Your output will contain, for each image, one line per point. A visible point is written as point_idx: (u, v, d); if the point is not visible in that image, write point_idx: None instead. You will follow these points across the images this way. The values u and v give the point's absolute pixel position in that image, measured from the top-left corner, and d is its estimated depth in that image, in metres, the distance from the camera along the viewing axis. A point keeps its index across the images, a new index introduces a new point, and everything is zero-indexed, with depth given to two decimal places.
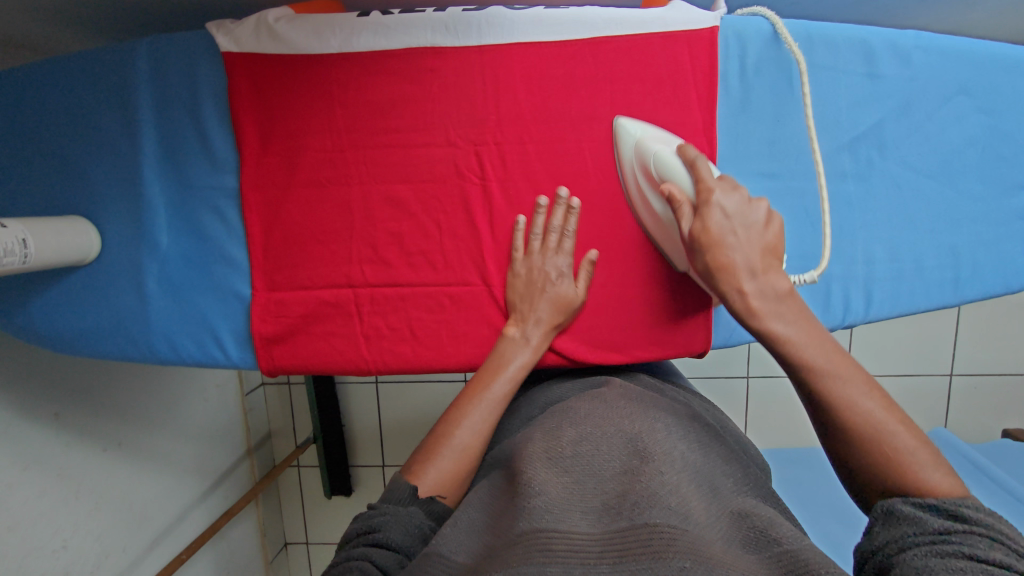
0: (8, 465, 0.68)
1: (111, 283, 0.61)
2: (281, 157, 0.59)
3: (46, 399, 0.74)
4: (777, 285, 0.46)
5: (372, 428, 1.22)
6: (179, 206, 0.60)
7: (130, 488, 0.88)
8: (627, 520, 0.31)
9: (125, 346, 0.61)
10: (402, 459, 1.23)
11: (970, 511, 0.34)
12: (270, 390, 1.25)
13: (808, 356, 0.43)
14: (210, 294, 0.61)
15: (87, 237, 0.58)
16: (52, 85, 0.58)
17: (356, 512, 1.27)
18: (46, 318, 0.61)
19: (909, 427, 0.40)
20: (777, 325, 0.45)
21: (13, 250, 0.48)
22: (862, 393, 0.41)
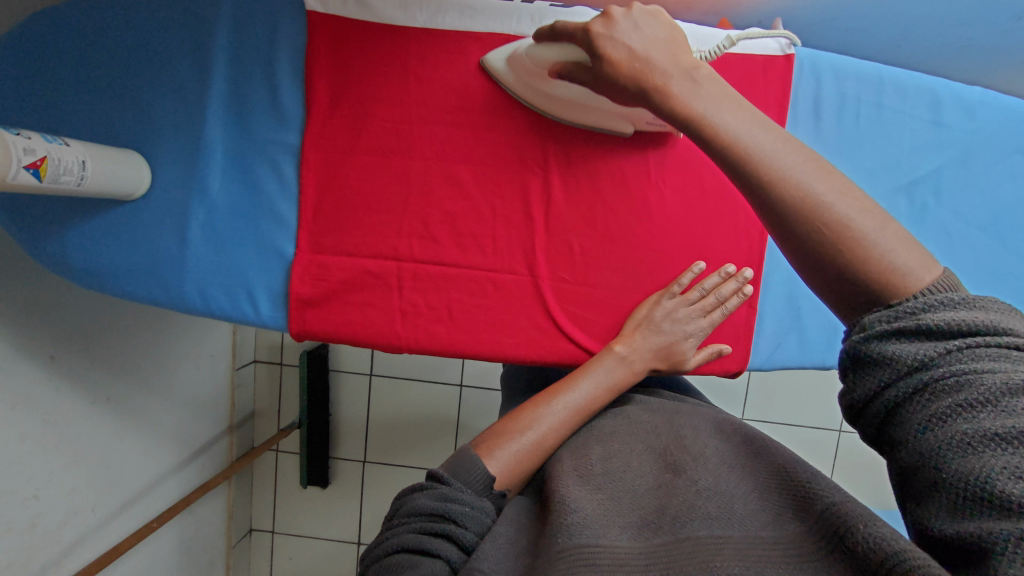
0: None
1: (152, 226, 0.64)
2: (350, 119, 0.65)
3: (46, 341, 0.73)
4: (699, 72, 0.42)
5: (359, 421, 1.21)
6: (235, 155, 0.65)
7: (111, 445, 0.86)
8: (669, 534, 0.31)
9: (155, 289, 0.64)
10: (384, 457, 1.21)
11: (941, 318, 0.31)
12: (261, 366, 1.23)
13: (744, 143, 0.38)
14: (253, 248, 0.66)
15: (139, 176, 0.61)
16: (125, 17, 0.61)
17: (329, 505, 1.24)
18: (80, 249, 0.62)
19: (848, 192, 0.36)
20: (700, 106, 0.40)
21: (72, 171, 0.52)
22: (787, 161, 0.37)
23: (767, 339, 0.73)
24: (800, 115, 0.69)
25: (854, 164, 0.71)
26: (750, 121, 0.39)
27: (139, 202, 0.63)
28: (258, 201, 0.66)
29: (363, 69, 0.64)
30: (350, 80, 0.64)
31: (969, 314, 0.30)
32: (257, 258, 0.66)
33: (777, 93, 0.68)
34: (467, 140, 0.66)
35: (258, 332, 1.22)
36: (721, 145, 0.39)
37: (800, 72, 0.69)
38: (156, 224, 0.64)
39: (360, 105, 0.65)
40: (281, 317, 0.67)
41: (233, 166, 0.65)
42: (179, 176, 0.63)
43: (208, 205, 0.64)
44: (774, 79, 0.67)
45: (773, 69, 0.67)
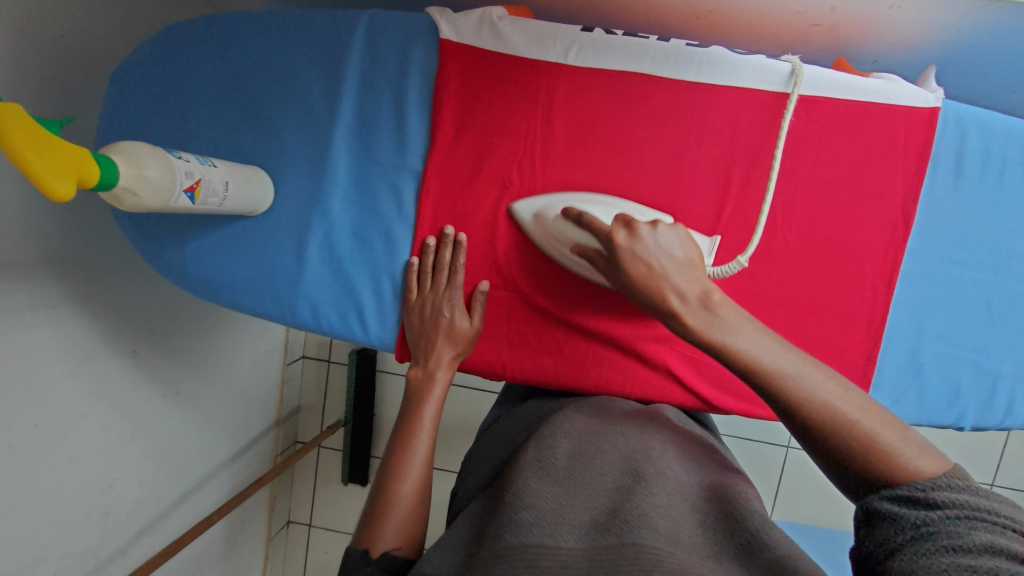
0: (87, 395, 0.74)
1: (266, 243, 0.72)
2: (471, 149, 0.71)
3: (128, 336, 0.81)
4: (713, 299, 0.52)
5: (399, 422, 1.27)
6: (359, 173, 0.72)
7: (176, 438, 0.94)
8: (615, 537, 0.34)
9: (266, 301, 0.74)
10: None
11: (944, 496, 0.37)
12: (309, 363, 1.32)
13: (765, 361, 0.47)
14: (364, 269, 0.73)
15: (264, 192, 0.70)
16: (269, 43, 0.70)
17: None
18: (199, 260, 0.72)
19: (845, 387, 0.45)
20: (727, 339, 0.49)
21: (218, 191, 0.61)
22: (778, 351, 0.47)
23: (886, 394, 0.73)
24: (939, 165, 0.70)
25: (985, 221, 0.71)
26: (746, 326, 0.49)
27: (262, 218, 0.72)
28: (377, 222, 0.73)
29: (489, 102, 0.69)
30: (480, 113, 0.70)
31: (970, 498, 0.37)
32: (369, 276, 0.74)
33: (918, 139, 0.69)
34: (587, 173, 0.70)
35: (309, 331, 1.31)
36: (750, 369, 0.47)
37: (940, 125, 0.69)
38: (273, 242, 0.72)
39: (485, 135, 0.70)
40: (388, 338, 0.75)
41: (349, 185, 0.72)
42: (300, 195, 0.72)
43: (328, 227, 0.72)
44: (916, 128, 0.69)
45: (917, 120, 0.69)
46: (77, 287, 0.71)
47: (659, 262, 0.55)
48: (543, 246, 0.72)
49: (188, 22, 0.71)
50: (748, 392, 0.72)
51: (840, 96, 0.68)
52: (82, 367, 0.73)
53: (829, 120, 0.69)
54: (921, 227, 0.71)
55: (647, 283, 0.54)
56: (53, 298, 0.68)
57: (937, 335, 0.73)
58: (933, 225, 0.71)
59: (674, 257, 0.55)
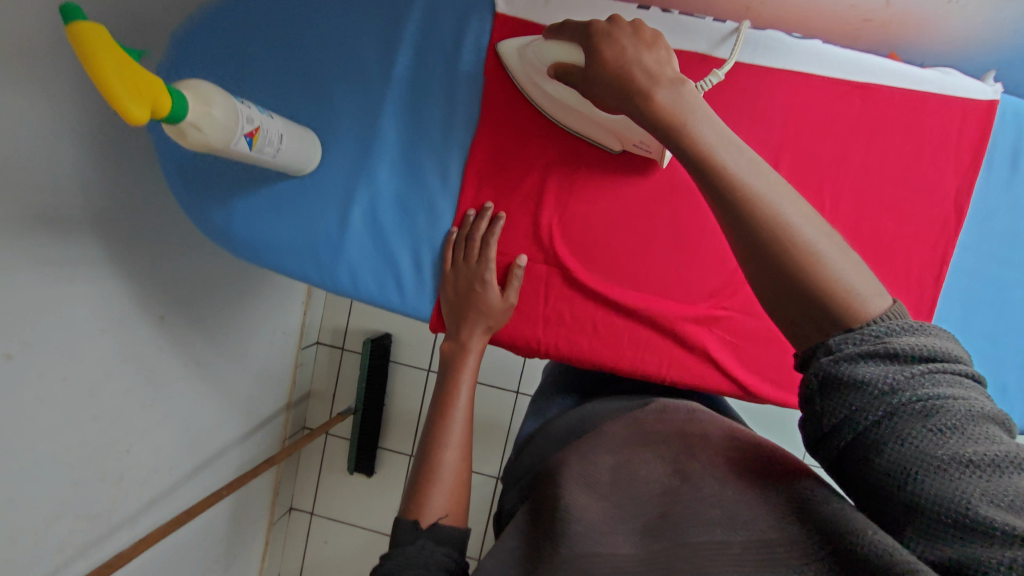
0: (114, 354, 0.73)
1: (313, 208, 0.72)
2: (518, 119, 0.72)
3: (158, 301, 0.79)
4: (680, 85, 0.49)
5: (409, 416, 1.26)
6: (406, 144, 0.73)
7: (193, 411, 0.93)
8: (668, 540, 0.33)
9: (308, 266, 0.73)
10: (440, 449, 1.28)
11: (900, 345, 0.36)
12: (323, 349, 1.31)
13: (731, 166, 0.46)
14: (408, 240, 0.74)
15: (311, 152, 0.69)
16: (324, 5, 0.69)
17: (371, 495, 1.28)
18: (242, 220, 0.71)
19: (805, 213, 0.44)
20: (693, 124, 0.47)
21: (272, 144, 0.62)
22: (749, 169, 0.46)
23: None
24: (994, 159, 0.73)
25: None
26: (718, 137, 0.47)
27: (309, 181, 0.72)
28: (422, 192, 0.74)
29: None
30: (529, 83, 0.71)
31: (923, 345, 0.36)
32: (410, 244, 0.74)
33: (973, 132, 0.72)
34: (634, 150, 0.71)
35: (325, 315, 1.30)
36: (719, 174, 0.46)
37: (999, 117, 0.73)
38: (321, 207, 0.72)
39: (531, 108, 0.72)
40: (424, 311, 0.75)
41: (396, 154, 0.73)
42: (347, 162, 0.72)
43: (373, 193, 0.73)
44: (970, 121, 0.72)
45: (973, 112, 0.72)
46: (114, 244, 0.70)
47: (625, 50, 0.51)
48: (589, 220, 0.73)
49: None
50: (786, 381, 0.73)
51: (894, 84, 0.72)
52: (111, 327, 0.71)
53: (884, 111, 0.72)
54: (973, 218, 0.75)
55: (622, 63, 0.51)
56: (92, 253, 0.67)
57: (967, 326, 0.76)
58: (985, 219, 0.75)
59: (665, 74, 0.50)
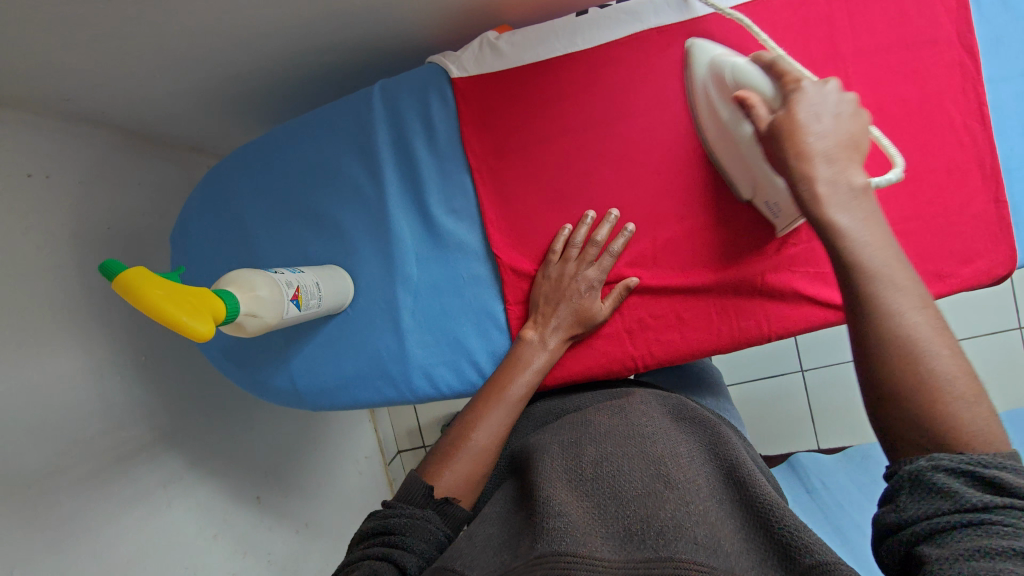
0: (234, 555, 0.81)
1: (365, 328, 0.74)
2: (518, 159, 0.70)
3: (250, 487, 0.88)
4: (856, 187, 0.49)
5: None
6: (423, 231, 0.73)
7: (322, 567, 1.01)
8: (652, 551, 0.34)
9: (382, 386, 0.74)
10: None
11: (1010, 479, 0.36)
12: (407, 457, 1.30)
13: (866, 257, 0.46)
14: (468, 318, 0.73)
15: (343, 283, 0.72)
16: (302, 148, 0.74)
17: None
18: (304, 373, 0.75)
19: (946, 338, 0.43)
20: (836, 212, 0.48)
21: (314, 294, 0.66)
22: (879, 250, 0.47)
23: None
24: None
25: None
26: (871, 240, 0.47)
27: (349, 309, 0.74)
28: (455, 269, 0.73)
29: (513, 114, 0.70)
30: (511, 124, 0.70)
31: None
32: (472, 321, 0.73)
33: None
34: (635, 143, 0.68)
35: (395, 421, 1.30)
36: (847, 255, 0.47)
37: None
38: (371, 326, 0.74)
39: (527, 147, 0.70)
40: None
41: (420, 244, 0.74)
42: (380, 275, 0.74)
43: (413, 291, 0.73)
44: None
45: None
46: (193, 456, 0.78)
47: (823, 120, 0.50)
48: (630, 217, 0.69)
49: (226, 164, 0.77)
50: None
51: None
52: (220, 529, 0.80)
53: None
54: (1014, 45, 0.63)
55: (799, 139, 0.50)
56: (178, 470, 0.75)
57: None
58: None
59: (849, 186, 0.49)
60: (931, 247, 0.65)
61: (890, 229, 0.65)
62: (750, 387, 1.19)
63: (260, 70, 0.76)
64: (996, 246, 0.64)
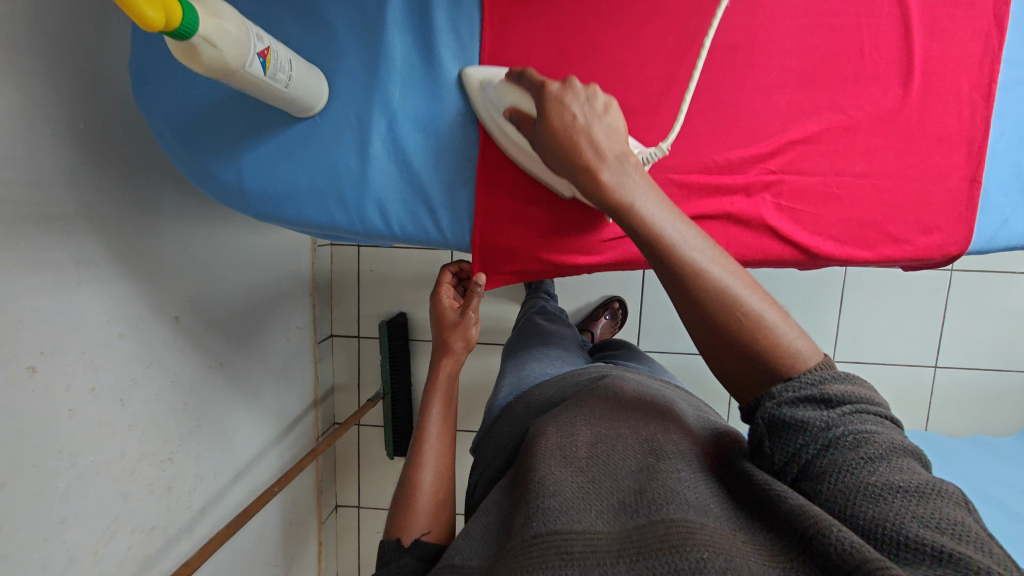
0: (138, 360, 0.76)
1: (331, 138, 0.57)
2: (533, 10, 0.57)
3: (170, 302, 0.81)
4: (630, 162, 0.45)
5: None
6: (417, 55, 0.57)
7: (227, 410, 0.98)
8: (645, 518, 0.34)
9: (333, 210, 0.58)
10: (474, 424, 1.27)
11: (839, 391, 0.38)
12: (339, 343, 1.36)
13: (665, 229, 0.43)
14: (439, 164, 0.59)
15: (318, 86, 0.54)
16: None
17: None
18: (256, 171, 0.57)
19: (754, 289, 0.42)
20: (633, 199, 0.44)
21: (282, 71, 0.48)
22: (671, 222, 0.43)
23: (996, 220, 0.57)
24: None
25: None
26: (662, 210, 0.44)
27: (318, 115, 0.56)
28: (440, 106, 0.58)
29: None
30: None
31: (853, 388, 0.39)
32: (445, 171, 0.60)
33: None
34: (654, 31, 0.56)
35: (335, 310, 1.35)
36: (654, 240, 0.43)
37: None
38: (336, 137, 0.57)
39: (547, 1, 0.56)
40: (462, 235, 0.62)
41: (410, 69, 0.57)
42: (358, 88, 0.56)
43: (390, 117, 0.57)
44: None
45: None
46: (115, 243, 0.71)
47: (581, 116, 0.47)
48: (638, 115, 0.57)
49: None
50: (856, 236, 0.57)
51: None
52: (129, 330, 0.74)
53: None
54: None
55: (567, 140, 0.46)
56: (94, 257, 0.68)
57: (1019, 143, 0.56)
58: None
59: (632, 163, 0.45)
60: (898, 212, 0.57)
61: (869, 181, 0.56)
62: (678, 361, 1.21)
63: None
64: (959, 222, 0.57)
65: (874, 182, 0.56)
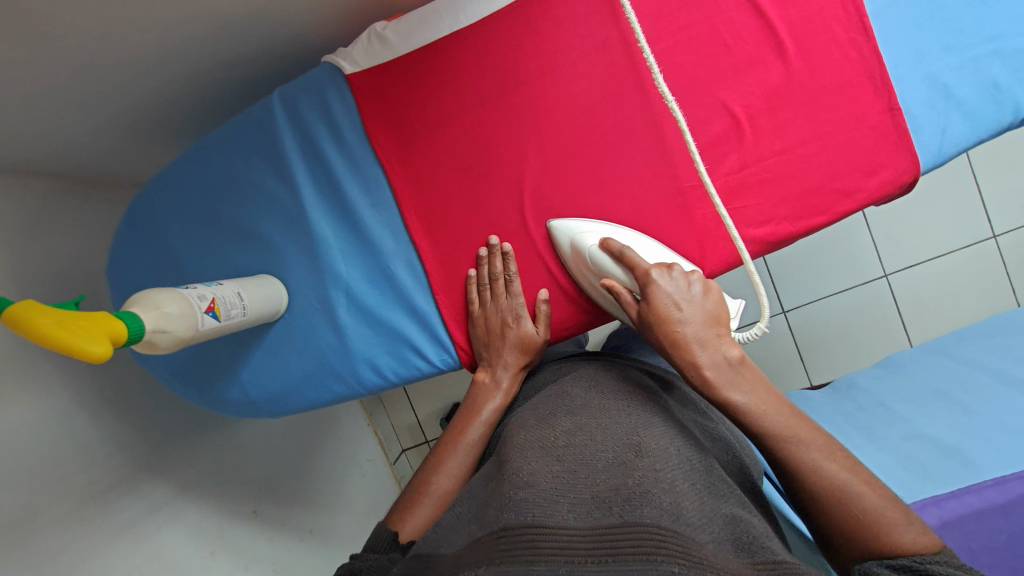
0: (235, 565, 0.80)
1: (305, 328, 0.66)
2: (424, 157, 0.64)
3: (244, 500, 0.87)
4: (735, 359, 0.50)
5: None
6: (348, 228, 0.65)
7: (335, 574, 1.00)
8: (618, 516, 0.32)
9: (332, 384, 0.67)
10: None
11: (937, 568, 0.38)
12: (411, 454, 1.30)
13: (768, 422, 0.46)
14: (405, 308, 0.66)
15: (278, 291, 0.64)
16: (203, 162, 0.66)
17: None
18: (255, 381, 0.67)
19: (874, 486, 0.43)
20: (735, 395, 0.48)
21: (235, 302, 0.57)
22: (775, 408, 0.47)
23: (930, 135, 0.58)
24: None
25: None
26: (762, 404, 0.47)
27: (286, 314, 0.66)
28: (383, 261, 0.66)
29: (407, 110, 0.63)
30: (407, 122, 0.63)
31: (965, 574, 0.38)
32: (411, 312, 0.66)
33: None
34: (533, 121, 0.61)
35: (394, 420, 1.29)
36: (750, 418, 0.47)
37: None
38: (308, 325, 0.66)
39: (431, 143, 0.63)
40: (452, 357, 0.68)
41: (344, 242, 0.65)
42: (309, 277, 0.65)
43: (346, 288, 0.65)
44: None
45: None
46: (181, 471, 0.78)
47: (682, 308, 0.52)
48: (555, 193, 0.62)
49: (141, 198, 0.70)
50: (805, 207, 0.60)
51: None
52: (217, 545, 0.79)
53: None
54: None
55: (670, 329, 0.51)
56: (166, 496, 0.74)
57: (921, 57, 0.57)
58: None
59: (730, 363, 0.49)
60: (833, 170, 0.59)
61: (794, 154, 0.59)
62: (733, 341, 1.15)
63: (167, 107, 0.73)
64: (899, 151, 0.58)
65: (798, 152, 0.59)
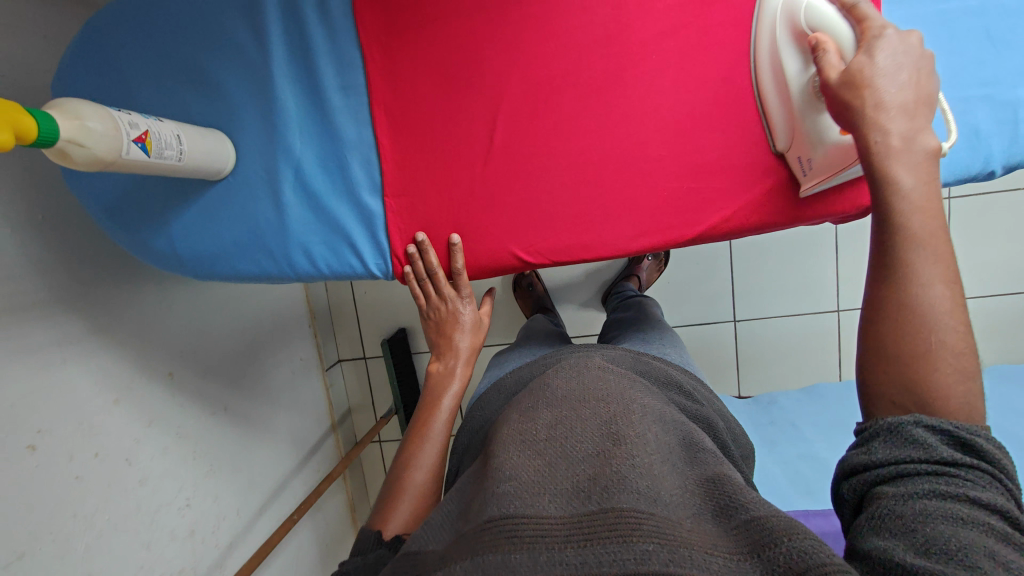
0: (137, 421, 0.78)
1: (245, 196, 0.66)
2: (407, 48, 0.63)
3: (161, 359, 0.84)
4: (926, 145, 0.45)
5: None
6: (314, 108, 0.64)
7: (240, 454, 0.99)
8: (596, 504, 0.34)
9: (263, 261, 0.67)
10: None
11: (982, 442, 0.37)
12: (347, 365, 1.35)
13: (913, 221, 0.43)
14: (348, 200, 0.66)
15: (226, 153, 0.63)
16: None
17: None
18: (184, 237, 0.65)
19: (965, 329, 0.40)
20: (901, 175, 0.44)
21: (172, 144, 0.55)
22: (930, 219, 0.43)
23: None
24: None
25: None
26: (921, 205, 0.43)
27: (230, 177, 0.65)
28: (340, 149, 0.65)
29: None
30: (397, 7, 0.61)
31: (993, 457, 0.37)
32: (357, 207, 0.66)
33: None
34: (527, 43, 0.61)
35: (338, 337, 1.34)
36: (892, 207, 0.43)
37: None
38: (251, 195, 0.65)
39: (419, 37, 0.62)
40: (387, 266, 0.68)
41: (304, 119, 0.64)
42: (258, 145, 0.64)
43: (296, 166, 0.65)
44: None
45: None
46: (99, 318, 0.74)
47: (887, 86, 0.46)
48: (531, 122, 0.63)
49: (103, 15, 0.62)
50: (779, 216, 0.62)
51: None
52: (123, 396, 0.77)
53: None
54: None
55: (863, 90, 0.47)
56: (74, 337, 0.70)
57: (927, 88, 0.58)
58: None
59: (922, 148, 0.45)
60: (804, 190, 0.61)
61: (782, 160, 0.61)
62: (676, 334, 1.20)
63: None
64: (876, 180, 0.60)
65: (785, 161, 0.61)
